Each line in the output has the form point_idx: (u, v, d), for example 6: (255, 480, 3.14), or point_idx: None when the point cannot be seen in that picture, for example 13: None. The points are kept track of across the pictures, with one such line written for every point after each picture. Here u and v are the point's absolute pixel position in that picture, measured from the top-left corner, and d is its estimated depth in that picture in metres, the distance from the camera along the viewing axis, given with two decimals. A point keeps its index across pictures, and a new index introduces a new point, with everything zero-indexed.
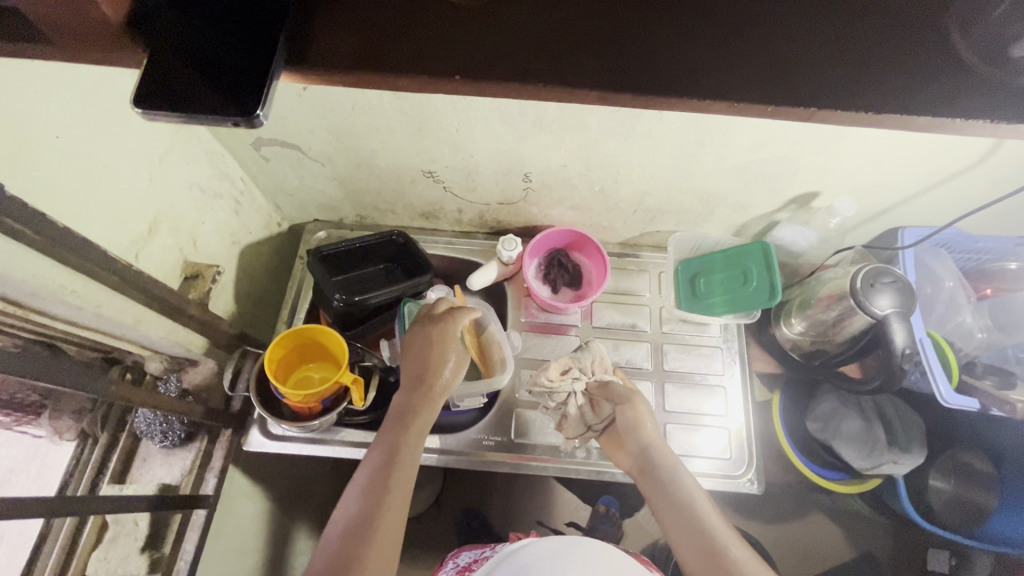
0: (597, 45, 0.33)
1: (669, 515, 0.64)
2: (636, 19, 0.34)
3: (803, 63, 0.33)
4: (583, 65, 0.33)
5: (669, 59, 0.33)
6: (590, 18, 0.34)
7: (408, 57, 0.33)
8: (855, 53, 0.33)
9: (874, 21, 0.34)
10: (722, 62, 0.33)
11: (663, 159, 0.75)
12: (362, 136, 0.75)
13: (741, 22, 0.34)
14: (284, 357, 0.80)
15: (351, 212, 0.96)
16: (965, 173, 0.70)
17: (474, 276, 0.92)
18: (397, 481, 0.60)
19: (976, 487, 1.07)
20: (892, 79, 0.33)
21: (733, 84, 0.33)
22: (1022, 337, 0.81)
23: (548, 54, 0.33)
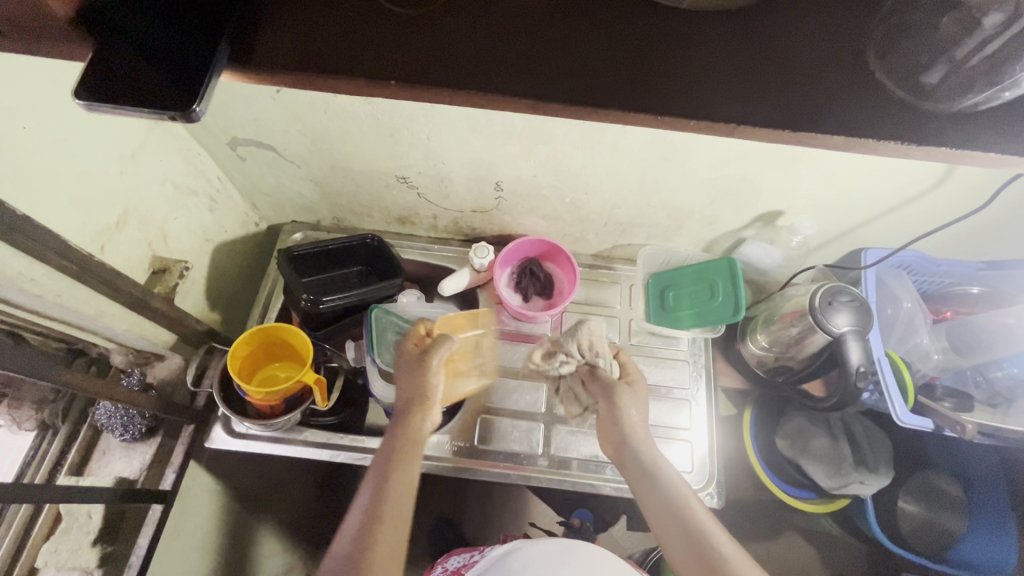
0: (529, 60, 0.35)
1: (659, 517, 0.59)
2: (568, 37, 0.35)
3: (726, 81, 0.35)
4: (517, 77, 0.34)
5: (599, 74, 0.35)
6: (526, 33, 0.35)
7: (349, 60, 0.34)
8: (776, 75, 0.35)
9: (795, 46, 0.36)
10: (650, 79, 0.35)
11: (629, 174, 0.77)
12: (336, 139, 0.76)
13: (668, 43, 0.36)
14: (250, 355, 0.81)
15: (327, 214, 0.98)
16: (921, 197, 0.72)
17: (447, 282, 0.94)
18: (392, 499, 0.56)
19: (944, 511, 1.08)
20: (813, 99, 0.34)
21: (657, 98, 0.34)
22: (978, 360, 0.83)
23: (484, 65, 0.34)
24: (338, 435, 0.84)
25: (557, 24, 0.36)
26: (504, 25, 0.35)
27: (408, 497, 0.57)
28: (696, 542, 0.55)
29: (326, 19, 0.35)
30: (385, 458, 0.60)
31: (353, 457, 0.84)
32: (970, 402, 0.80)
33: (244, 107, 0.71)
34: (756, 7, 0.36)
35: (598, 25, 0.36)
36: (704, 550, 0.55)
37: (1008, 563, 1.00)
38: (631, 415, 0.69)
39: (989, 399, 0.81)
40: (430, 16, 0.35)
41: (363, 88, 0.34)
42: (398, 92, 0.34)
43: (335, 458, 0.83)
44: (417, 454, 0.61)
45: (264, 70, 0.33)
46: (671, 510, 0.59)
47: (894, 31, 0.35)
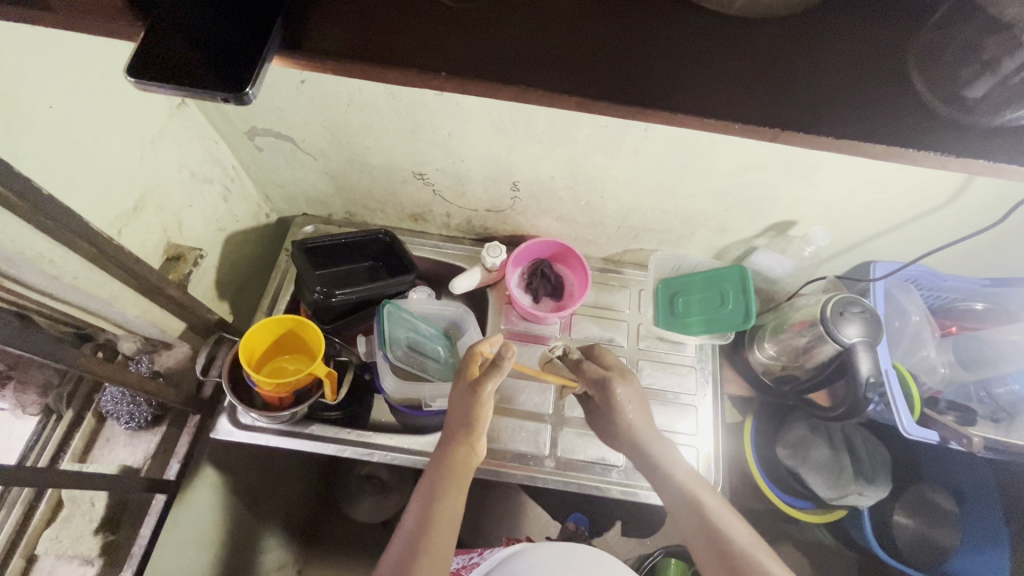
0: (580, 58, 0.35)
1: (680, 511, 0.63)
2: (616, 37, 0.36)
3: (771, 87, 0.35)
4: (573, 74, 0.34)
5: (650, 77, 0.35)
6: (574, 32, 0.35)
7: (407, 49, 0.34)
8: (818, 83, 0.35)
9: (838, 54, 0.36)
10: (699, 82, 0.35)
11: (648, 178, 0.77)
12: (357, 133, 0.76)
13: (715, 47, 0.36)
14: (261, 346, 0.80)
15: (340, 208, 0.97)
16: (933, 212, 0.73)
17: (457, 280, 0.93)
18: (439, 516, 0.63)
19: (939, 525, 1.08)
20: (854, 108, 0.35)
21: (707, 100, 0.34)
22: (983, 374, 0.84)
23: (537, 63, 0.34)
24: (345, 429, 0.84)
25: (603, 25, 0.36)
26: (554, 24, 0.36)
27: (455, 512, 0.65)
28: (717, 544, 0.59)
29: (383, 10, 0.35)
30: (435, 482, 0.66)
31: (360, 452, 0.84)
32: (972, 417, 0.81)
33: (267, 96, 0.71)
34: (802, 16, 0.37)
35: (649, 25, 0.36)
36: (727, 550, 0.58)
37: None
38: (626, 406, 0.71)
39: (992, 413, 0.82)
40: (486, 12, 0.35)
41: (423, 79, 0.34)
42: (450, 84, 0.34)
43: (342, 453, 0.83)
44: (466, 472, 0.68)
45: (317, 58, 0.33)
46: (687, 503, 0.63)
47: (935, 46, 0.36)
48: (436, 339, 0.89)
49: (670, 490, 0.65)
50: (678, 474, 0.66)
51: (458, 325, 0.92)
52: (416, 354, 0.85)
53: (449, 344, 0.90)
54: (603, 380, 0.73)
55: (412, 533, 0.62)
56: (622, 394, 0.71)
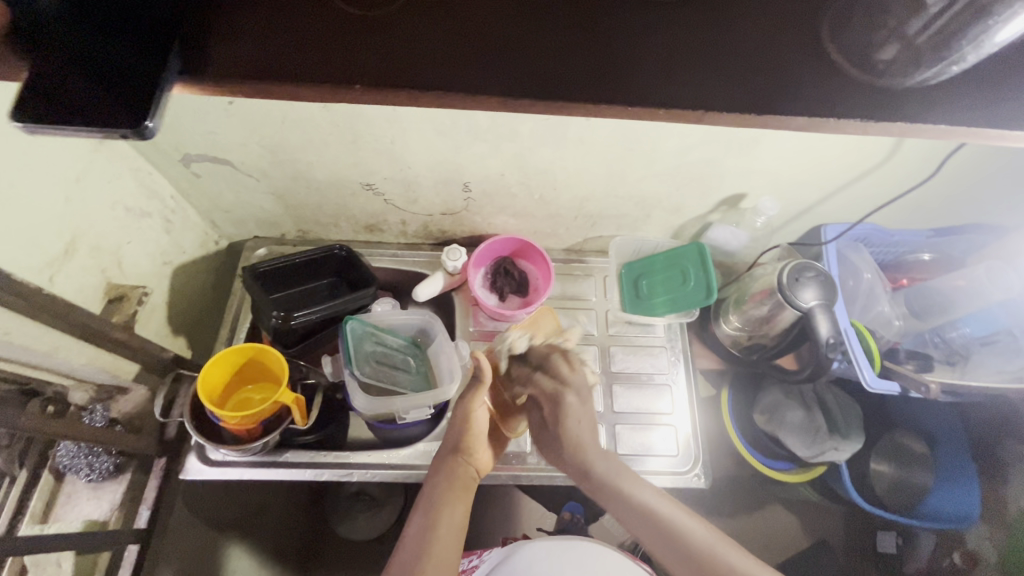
0: (495, 55, 0.34)
1: (646, 533, 0.60)
2: (533, 28, 0.35)
3: (691, 68, 0.35)
4: (492, 73, 0.34)
5: (572, 69, 0.34)
6: (490, 31, 0.35)
7: (321, 65, 0.33)
8: (735, 60, 0.36)
9: (751, 30, 0.36)
10: (618, 72, 0.35)
11: (597, 166, 0.78)
12: (296, 149, 0.74)
13: (634, 30, 0.36)
14: (221, 381, 0.77)
15: (291, 227, 0.95)
16: (873, 171, 0.75)
17: (419, 287, 0.92)
18: (444, 516, 0.64)
19: (914, 468, 1.14)
20: (770, 81, 0.35)
21: (630, 85, 0.34)
22: (936, 322, 0.88)
23: (456, 66, 0.34)
24: (322, 451, 0.82)
25: (520, 19, 0.35)
26: (471, 24, 0.35)
27: (460, 519, 0.65)
28: (685, 551, 0.57)
29: (290, 27, 0.34)
30: (439, 495, 0.67)
31: (339, 474, 0.82)
32: (930, 363, 0.84)
33: (195, 120, 0.68)
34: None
35: (564, 17, 0.36)
36: (699, 557, 0.57)
37: (969, 473, 1.09)
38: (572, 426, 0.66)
39: (947, 357, 0.87)
40: (400, 19, 0.35)
41: (338, 93, 0.33)
42: (369, 96, 0.33)
43: (319, 477, 0.81)
44: (466, 482, 0.70)
45: (227, 83, 0.32)
46: (651, 523, 0.60)
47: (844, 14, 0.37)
48: (405, 350, 0.89)
49: (631, 511, 0.61)
50: (635, 490, 0.62)
51: (426, 332, 0.91)
52: (384, 368, 0.84)
53: (419, 353, 0.91)
54: (554, 395, 0.68)
55: (417, 541, 0.62)
56: (570, 409, 0.66)
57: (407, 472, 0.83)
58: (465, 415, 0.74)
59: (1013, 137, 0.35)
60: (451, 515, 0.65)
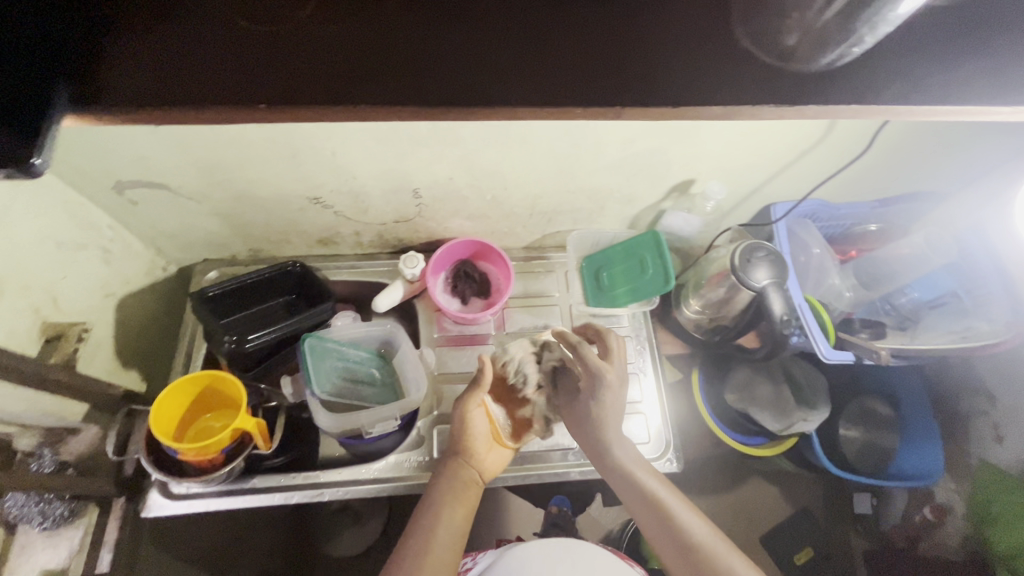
0: (402, 64, 0.34)
1: (653, 530, 0.65)
2: (440, 33, 0.35)
3: (607, 62, 0.35)
4: (401, 83, 0.34)
5: (490, 72, 0.34)
6: (403, 47, 0.35)
7: (232, 90, 0.33)
8: (646, 56, 0.36)
9: (659, 26, 0.37)
10: (534, 74, 0.35)
11: (545, 163, 0.77)
12: (235, 168, 0.72)
13: (544, 29, 0.36)
14: (176, 412, 0.74)
15: (242, 247, 0.92)
16: (812, 150, 0.77)
17: (379, 298, 0.91)
18: (445, 514, 0.68)
19: (880, 430, 1.18)
20: (681, 75, 0.36)
21: (540, 84, 0.34)
22: (884, 291, 0.91)
23: (370, 83, 0.34)
24: (290, 474, 0.81)
25: (427, 26, 0.35)
26: (383, 41, 0.35)
27: (460, 517, 0.69)
28: (685, 548, 0.62)
29: (198, 57, 0.33)
30: (439, 498, 0.70)
31: (309, 495, 0.80)
32: (882, 329, 0.88)
33: (123, 146, 0.65)
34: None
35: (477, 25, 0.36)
36: (696, 557, 0.61)
37: (933, 438, 1.12)
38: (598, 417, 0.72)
39: (899, 323, 0.90)
40: (315, 45, 0.34)
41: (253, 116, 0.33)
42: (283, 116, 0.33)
43: (290, 500, 0.79)
44: (468, 482, 0.73)
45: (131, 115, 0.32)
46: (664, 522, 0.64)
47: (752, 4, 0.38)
48: (370, 362, 0.87)
49: (642, 503, 0.66)
50: (638, 475, 0.67)
51: (390, 342, 0.90)
52: (349, 383, 0.83)
53: (385, 364, 0.89)
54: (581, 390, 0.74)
55: (418, 541, 0.65)
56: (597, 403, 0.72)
57: (380, 486, 0.82)
58: (462, 418, 0.77)
59: (924, 111, 0.36)
60: (450, 517, 0.68)
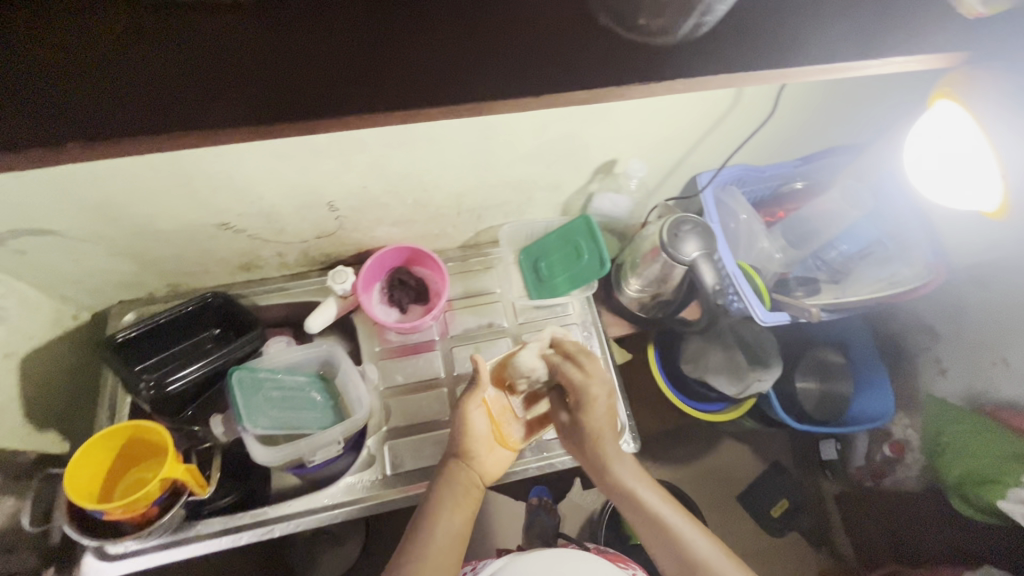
0: (217, 87, 0.37)
1: (650, 537, 0.67)
2: (252, 55, 0.37)
3: (463, 59, 0.36)
4: (216, 112, 0.37)
5: (339, 78, 0.36)
6: (250, 62, 0.37)
7: (101, 125, 0.36)
8: (493, 54, 0.36)
9: (500, 22, 0.37)
10: (360, 82, 0.36)
11: (460, 160, 0.75)
12: (127, 203, 0.67)
13: (372, 39, 0.37)
14: (98, 470, 0.70)
15: (158, 284, 0.87)
16: (726, 118, 0.77)
17: (311, 319, 0.87)
18: (443, 515, 0.67)
19: (834, 377, 1.22)
20: (531, 69, 0.36)
21: (370, 95, 0.36)
22: (811, 248, 0.92)
23: (226, 103, 0.37)
24: (237, 514, 0.77)
25: (241, 48, 0.38)
26: (234, 60, 0.37)
27: (459, 519, 0.67)
28: (678, 555, 0.65)
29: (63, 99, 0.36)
30: (439, 500, 0.69)
31: (259, 533, 0.77)
32: (816, 285, 0.90)
33: None
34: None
35: (325, 32, 0.38)
36: (689, 563, 0.64)
37: (884, 381, 1.14)
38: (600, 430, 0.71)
39: (832, 276, 0.92)
40: (165, 72, 0.37)
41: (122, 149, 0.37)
42: (146, 143, 0.36)
43: (238, 542, 0.76)
44: (469, 483, 0.71)
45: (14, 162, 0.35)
46: (658, 530, 0.66)
47: None
48: (309, 386, 0.84)
49: (641, 522, 0.68)
50: (639, 491, 0.69)
51: (330, 363, 0.86)
52: (288, 411, 0.79)
53: (326, 385, 0.86)
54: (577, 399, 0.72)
55: (418, 547, 0.64)
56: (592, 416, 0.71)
57: (334, 512, 0.79)
58: (461, 421, 0.74)
59: (792, 73, 0.37)
60: (450, 520, 0.67)
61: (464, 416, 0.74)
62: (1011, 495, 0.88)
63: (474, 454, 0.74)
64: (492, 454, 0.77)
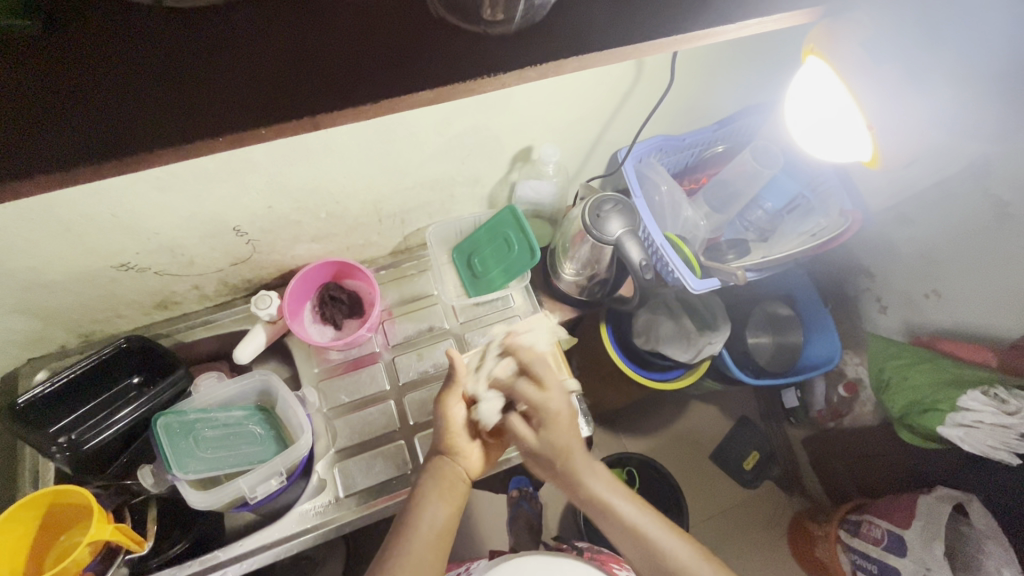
0: (34, 125, 0.31)
1: (625, 543, 0.68)
2: (69, 82, 0.32)
3: (296, 67, 0.33)
4: (29, 152, 0.30)
5: (155, 101, 0.32)
6: (41, 99, 0.31)
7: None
8: (333, 57, 0.33)
9: (335, 21, 0.34)
10: (191, 103, 0.32)
11: (366, 166, 0.72)
12: (3, 258, 0.62)
13: (200, 49, 0.33)
14: (20, 543, 0.65)
15: (68, 336, 0.81)
16: (632, 90, 0.76)
17: (239, 349, 0.83)
18: (427, 508, 0.66)
19: (787, 330, 1.24)
20: (373, 69, 0.33)
21: (199, 114, 0.32)
22: (733, 211, 0.93)
23: (12, 149, 0.31)
24: (185, 563, 0.74)
25: (52, 74, 0.32)
26: (16, 103, 0.31)
27: (442, 513, 0.67)
28: (653, 559, 0.66)
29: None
30: (424, 494, 0.68)
31: None
32: (745, 246, 0.90)
33: None
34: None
35: (132, 52, 0.33)
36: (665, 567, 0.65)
37: (827, 322, 1.20)
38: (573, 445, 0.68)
39: (760, 235, 0.94)
40: None
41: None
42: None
43: None
44: (454, 476, 0.71)
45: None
46: (636, 537, 0.67)
47: None
48: (247, 420, 0.80)
49: (621, 532, 0.68)
50: (622, 501, 0.68)
51: (266, 392, 0.82)
52: (223, 451, 0.76)
53: (267, 416, 0.82)
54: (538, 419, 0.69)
55: (402, 541, 0.63)
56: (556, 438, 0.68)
57: (288, 545, 0.77)
58: (444, 416, 0.72)
59: (656, 45, 0.36)
60: (434, 513, 0.66)
61: (446, 410, 0.72)
62: (950, 419, 0.88)
63: (458, 449, 0.72)
64: (478, 447, 0.74)
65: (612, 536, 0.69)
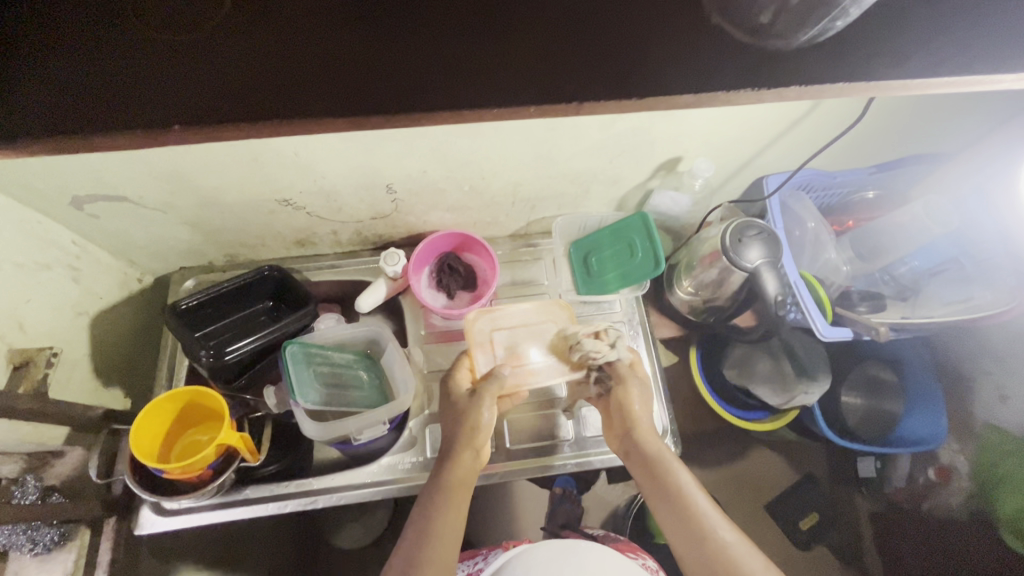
0: (329, 75, 0.35)
1: (675, 526, 0.62)
2: (352, 43, 0.36)
3: (571, 62, 0.35)
4: (324, 95, 0.35)
5: (430, 69, 0.35)
6: (338, 55, 0.36)
7: (192, 112, 0.34)
8: (608, 53, 0.36)
9: (607, 19, 0.37)
10: (459, 73, 0.35)
11: (522, 150, 0.74)
12: (195, 176, 0.69)
13: (478, 30, 0.36)
14: (160, 429, 0.73)
15: (218, 254, 0.89)
16: (804, 120, 0.72)
17: (362, 297, 0.89)
18: (441, 508, 0.62)
19: (883, 396, 1.12)
20: (642, 68, 0.35)
21: (471, 82, 0.35)
22: (881, 263, 0.88)
23: (309, 93, 0.35)
24: (282, 482, 0.80)
25: (351, 35, 0.36)
26: (318, 55, 0.36)
27: (457, 513, 0.62)
28: (705, 544, 0.59)
29: (155, 83, 0.35)
30: (439, 484, 0.65)
31: (303, 503, 0.80)
32: (882, 303, 0.85)
33: (77, 164, 0.62)
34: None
35: (413, 25, 0.36)
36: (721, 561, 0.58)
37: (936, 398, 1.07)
38: (635, 408, 0.70)
39: (900, 293, 0.88)
40: (250, 60, 0.35)
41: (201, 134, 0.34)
42: (226, 128, 0.34)
43: (283, 510, 0.79)
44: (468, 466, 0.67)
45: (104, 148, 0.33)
46: (684, 517, 0.62)
47: None
48: (357, 363, 0.86)
49: (670, 504, 0.63)
50: (677, 472, 0.64)
51: (377, 342, 0.87)
52: (335, 390, 0.81)
53: (372, 364, 0.87)
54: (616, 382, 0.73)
55: (417, 536, 0.60)
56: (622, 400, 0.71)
57: (374, 490, 0.81)
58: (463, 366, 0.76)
59: (922, 83, 0.35)
60: (451, 507, 0.62)
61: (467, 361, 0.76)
62: None
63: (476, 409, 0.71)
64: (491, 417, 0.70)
65: (663, 514, 0.64)
